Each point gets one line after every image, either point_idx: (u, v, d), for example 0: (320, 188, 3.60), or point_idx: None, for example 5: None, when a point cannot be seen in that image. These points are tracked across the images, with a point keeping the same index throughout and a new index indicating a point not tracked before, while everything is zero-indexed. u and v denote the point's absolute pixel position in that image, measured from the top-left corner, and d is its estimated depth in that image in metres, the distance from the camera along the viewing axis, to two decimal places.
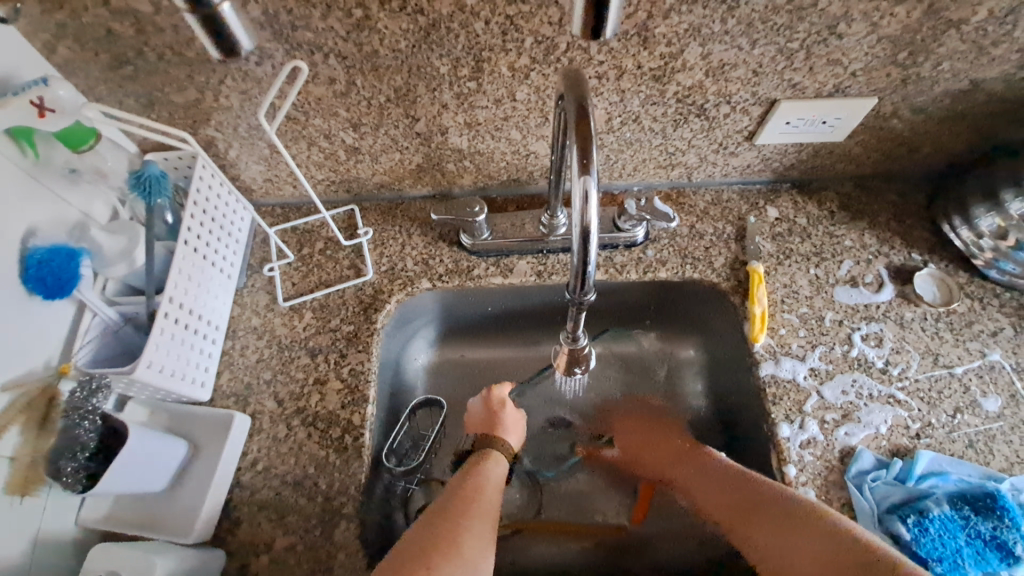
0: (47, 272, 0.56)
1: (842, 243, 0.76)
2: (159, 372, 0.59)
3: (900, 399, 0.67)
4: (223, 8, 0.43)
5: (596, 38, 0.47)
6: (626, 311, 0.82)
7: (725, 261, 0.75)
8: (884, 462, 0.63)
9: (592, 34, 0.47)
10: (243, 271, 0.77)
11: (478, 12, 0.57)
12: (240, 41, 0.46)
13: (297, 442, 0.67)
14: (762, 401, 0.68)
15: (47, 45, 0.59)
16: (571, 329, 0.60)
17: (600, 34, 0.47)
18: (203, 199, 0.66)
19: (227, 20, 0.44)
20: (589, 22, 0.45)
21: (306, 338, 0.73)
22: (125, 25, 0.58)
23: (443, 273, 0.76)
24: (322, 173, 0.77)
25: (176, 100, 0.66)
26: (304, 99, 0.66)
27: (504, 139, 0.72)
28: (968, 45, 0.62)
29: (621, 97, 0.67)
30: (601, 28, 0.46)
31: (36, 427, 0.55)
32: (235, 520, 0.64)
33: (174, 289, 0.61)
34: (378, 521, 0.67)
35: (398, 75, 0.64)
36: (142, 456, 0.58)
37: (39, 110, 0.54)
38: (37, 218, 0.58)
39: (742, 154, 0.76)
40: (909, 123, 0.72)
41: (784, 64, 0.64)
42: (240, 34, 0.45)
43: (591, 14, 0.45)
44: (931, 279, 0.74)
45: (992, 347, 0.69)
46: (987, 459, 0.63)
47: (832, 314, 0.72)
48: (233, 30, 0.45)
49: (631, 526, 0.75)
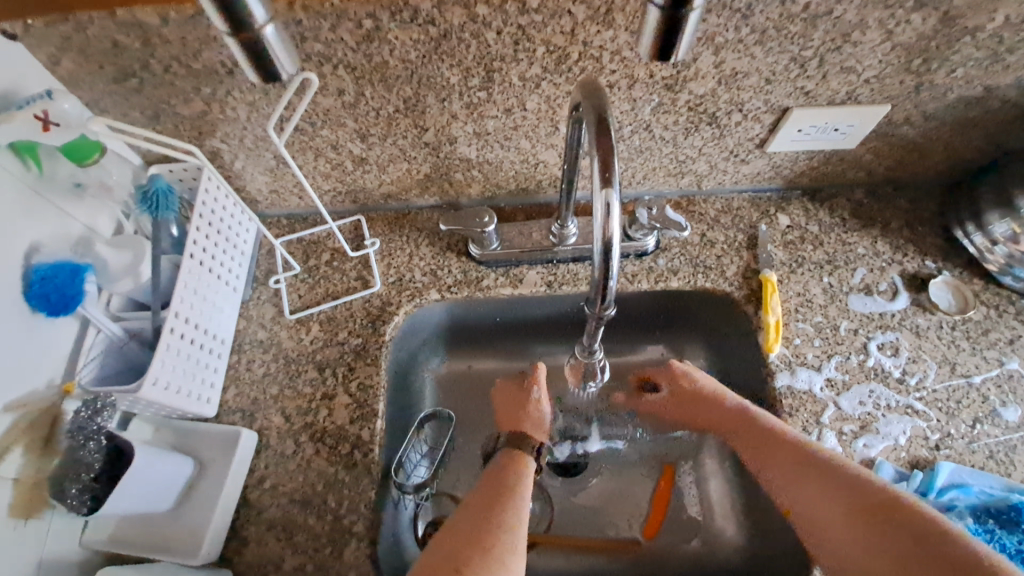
0: (51, 289, 0.55)
1: (855, 251, 0.76)
2: (165, 389, 0.58)
3: (919, 410, 0.66)
4: (266, 30, 0.37)
5: (665, 59, 0.40)
6: (637, 321, 0.81)
7: (737, 270, 0.75)
8: (905, 474, 0.62)
9: (660, 53, 0.40)
10: (248, 284, 0.76)
11: (490, 22, 0.57)
12: (285, 70, 0.41)
13: (305, 459, 0.66)
14: (778, 413, 0.67)
15: (50, 57, 0.58)
16: (586, 342, 0.58)
17: (669, 53, 0.40)
18: (209, 212, 0.66)
19: (270, 45, 0.38)
20: (661, 38, 0.39)
21: (314, 352, 0.72)
22: (130, 37, 0.57)
23: (452, 284, 0.75)
24: (329, 184, 0.76)
25: (182, 111, 0.65)
26: (312, 110, 0.65)
27: (514, 148, 0.72)
28: (984, 52, 0.62)
29: (632, 105, 0.66)
30: (674, 44, 0.39)
31: (38, 448, 0.54)
32: (243, 539, 0.62)
33: (179, 304, 0.60)
34: (388, 538, 0.66)
35: (407, 85, 0.63)
36: (146, 475, 0.56)
37: (43, 123, 0.53)
38: (41, 233, 0.57)
39: (753, 161, 0.76)
40: (922, 130, 0.71)
41: (797, 72, 0.63)
42: (286, 62, 0.40)
43: (664, 27, 0.38)
44: (945, 287, 0.73)
45: (1010, 356, 0.69)
46: (1009, 470, 0.62)
47: (847, 323, 0.71)
48: (276, 56, 0.39)
49: (644, 541, 0.74)
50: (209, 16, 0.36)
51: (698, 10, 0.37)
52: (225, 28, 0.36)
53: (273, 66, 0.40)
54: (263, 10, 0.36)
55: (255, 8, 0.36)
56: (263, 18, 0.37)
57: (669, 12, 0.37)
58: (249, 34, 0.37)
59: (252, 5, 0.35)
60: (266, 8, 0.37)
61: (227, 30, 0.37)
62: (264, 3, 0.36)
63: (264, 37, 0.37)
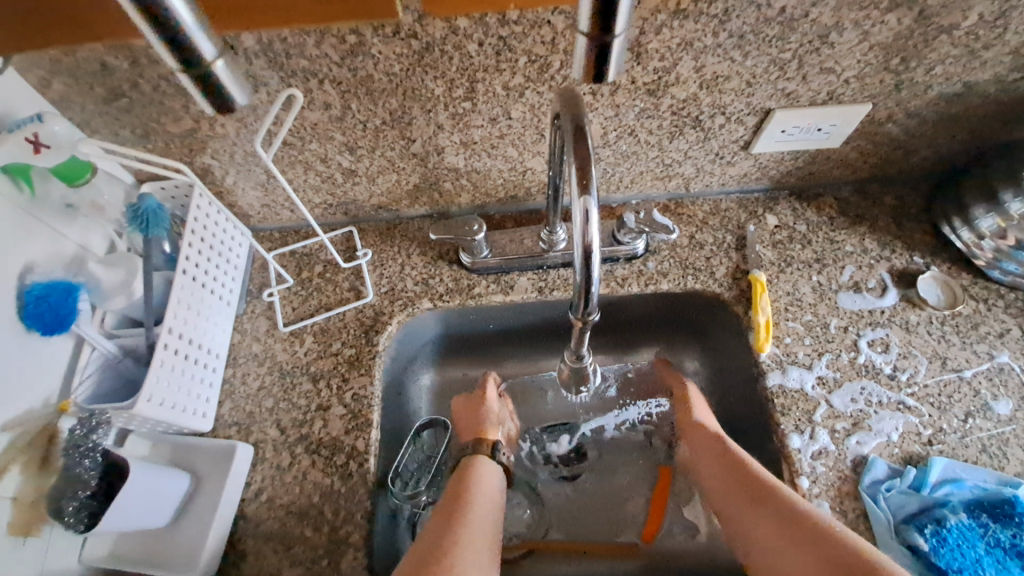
0: (45, 309, 0.55)
1: (843, 249, 0.76)
2: (160, 405, 0.58)
3: (910, 405, 0.66)
4: (217, 65, 0.38)
5: (598, 81, 0.42)
6: (628, 324, 0.82)
7: (726, 270, 0.75)
8: (898, 471, 0.62)
9: (594, 76, 0.41)
10: (242, 298, 0.76)
11: (471, 34, 0.58)
12: (237, 98, 0.41)
13: (301, 470, 0.66)
14: (770, 412, 0.67)
15: (41, 80, 0.59)
16: (574, 348, 0.59)
17: (602, 75, 0.41)
18: (201, 227, 0.66)
19: (222, 78, 0.39)
20: (593, 62, 0.40)
21: (307, 364, 0.72)
22: (119, 59, 0.58)
23: (444, 292, 0.76)
24: (320, 197, 0.77)
25: (172, 130, 0.66)
26: (300, 125, 0.66)
27: (501, 157, 0.72)
28: (961, 49, 0.62)
29: (616, 111, 0.67)
30: (604, 68, 0.41)
31: (37, 467, 0.54)
32: (240, 552, 0.62)
33: (173, 319, 0.61)
34: (385, 548, 0.66)
35: (393, 98, 0.64)
36: (143, 491, 0.57)
37: (35, 146, 0.55)
38: (34, 253, 0.58)
39: (738, 163, 0.76)
40: (904, 128, 0.72)
41: (777, 74, 0.64)
42: (238, 91, 0.40)
43: (594, 53, 0.39)
44: (934, 282, 0.74)
45: (1000, 349, 0.69)
46: (1002, 464, 0.62)
47: (836, 321, 0.71)
48: (229, 87, 0.40)
49: (641, 545, 0.73)
50: (161, 55, 0.36)
51: (621, 36, 0.38)
52: (178, 67, 0.37)
53: (228, 97, 0.40)
54: (212, 45, 0.37)
55: (205, 45, 0.36)
56: (213, 53, 0.37)
57: (596, 40, 0.38)
58: (200, 70, 0.37)
59: (200, 42, 0.36)
60: (215, 43, 0.37)
61: (179, 68, 0.37)
62: (211, 38, 0.37)
63: (216, 72, 0.38)
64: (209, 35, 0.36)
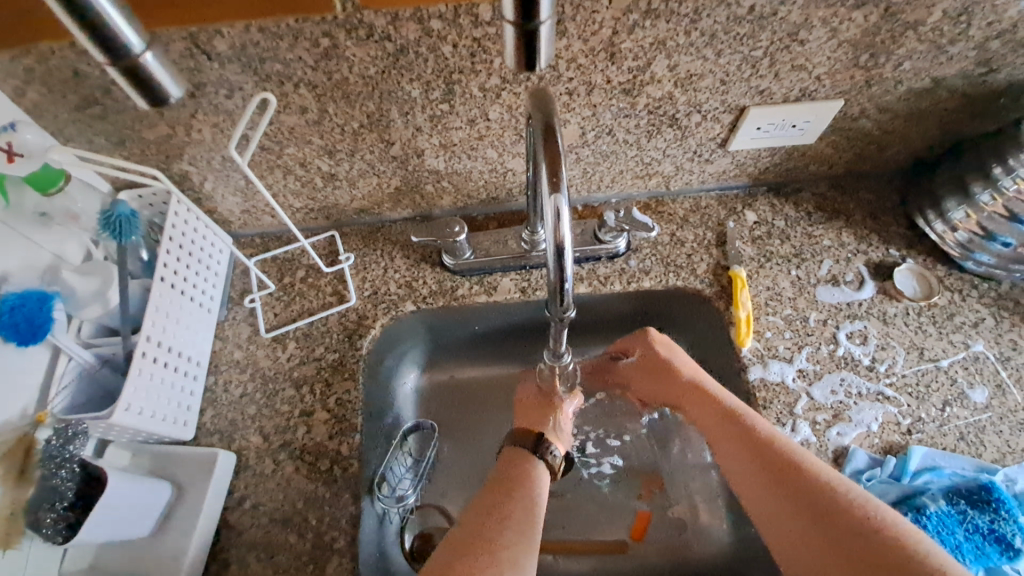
0: (20, 318, 0.54)
1: (821, 243, 0.77)
2: (138, 414, 0.58)
3: (889, 396, 0.67)
4: (145, 58, 0.37)
5: (530, 70, 0.41)
6: (613, 322, 0.82)
7: (707, 267, 0.76)
8: (879, 460, 0.63)
9: (525, 65, 0.41)
10: (223, 305, 0.76)
11: (445, 36, 0.58)
12: (170, 93, 0.40)
13: (285, 477, 0.65)
14: (753, 406, 0.67)
15: (15, 90, 0.59)
16: (553, 347, 0.60)
17: (533, 65, 0.41)
18: (179, 233, 0.65)
19: (151, 71, 0.38)
20: (522, 53, 0.40)
21: (290, 369, 0.72)
22: (91, 66, 0.57)
23: (427, 295, 0.76)
24: (300, 202, 0.77)
25: (148, 136, 0.66)
26: (277, 130, 0.66)
27: (481, 158, 0.73)
28: (927, 45, 0.64)
29: (593, 111, 0.67)
30: (534, 56, 0.40)
31: (13, 477, 0.52)
32: (223, 561, 0.62)
33: (151, 327, 0.60)
34: (371, 553, 0.65)
35: (369, 100, 0.64)
36: (123, 501, 0.56)
37: (8, 155, 0.54)
38: (8, 263, 0.57)
39: (717, 161, 0.77)
40: (877, 123, 0.73)
41: (750, 72, 0.65)
42: (170, 85, 0.40)
43: (521, 41, 0.39)
44: (909, 274, 0.75)
45: (975, 338, 0.70)
46: (980, 451, 0.63)
47: (816, 314, 0.72)
48: (160, 81, 0.39)
49: (631, 542, 0.74)
50: (85, 47, 0.36)
51: (547, 21, 0.38)
52: (103, 59, 0.36)
53: (159, 90, 0.39)
54: (138, 37, 0.36)
55: (129, 37, 0.36)
56: (140, 46, 0.37)
57: (521, 27, 0.38)
58: (127, 63, 0.37)
59: (123, 32, 0.35)
60: (143, 36, 0.37)
61: (105, 59, 0.37)
62: (138, 31, 0.36)
63: (143, 63, 0.37)
64: (136, 28, 0.36)
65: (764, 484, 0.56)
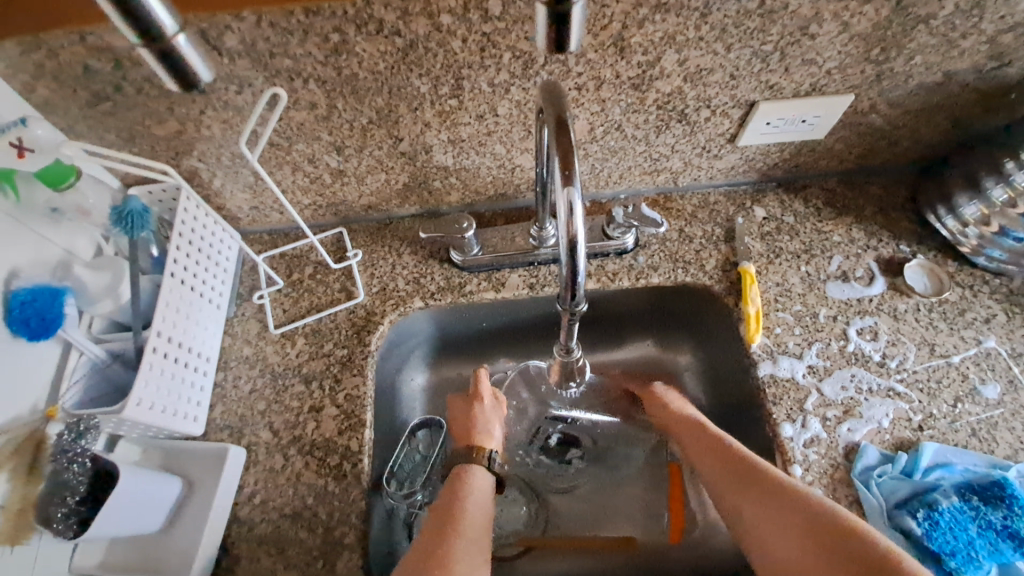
0: (31, 313, 0.55)
1: (831, 239, 0.77)
2: (150, 409, 0.58)
3: (900, 392, 0.66)
4: (178, 39, 0.38)
5: (560, 51, 0.41)
6: (621, 318, 0.82)
7: (716, 263, 0.75)
8: (890, 457, 0.63)
9: (555, 46, 0.41)
10: (232, 301, 0.76)
11: (454, 30, 0.58)
12: (200, 75, 0.41)
13: (294, 473, 0.65)
14: (762, 402, 0.67)
15: (26, 86, 0.59)
16: (563, 342, 0.60)
17: (564, 44, 0.40)
18: (189, 230, 0.66)
19: (184, 53, 0.39)
20: (552, 31, 0.39)
21: (299, 365, 0.72)
22: (102, 62, 0.58)
23: (435, 291, 0.76)
24: (309, 198, 0.77)
25: (158, 132, 0.66)
26: (286, 126, 0.66)
27: (489, 154, 0.73)
28: (939, 38, 0.63)
29: (602, 106, 0.67)
30: (565, 35, 0.40)
31: (24, 474, 0.52)
32: (233, 556, 0.62)
33: (161, 323, 0.60)
34: (380, 549, 0.65)
35: (379, 96, 0.64)
36: (134, 496, 0.56)
37: (19, 151, 0.54)
38: (19, 258, 0.58)
39: (725, 156, 0.77)
40: (887, 118, 0.73)
41: (760, 66, 0.64)
42: (200, 67, 0.40)
43: (551, 22, 0.39)
44: (920, 269, 0.74)
45: (988, 335, 0.70)
46: (992, 447, 0.63)
47: (826, 310, 0.72)
48: (193, 63, 0.40)
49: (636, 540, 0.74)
50: (119, 29, 0.36)
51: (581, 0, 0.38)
52: (136, 40, 0.37)
53: (191, 73, 0.40)
54: (172, 20, 0.37)
55: (165, 19, 0.36)
56: (173, 28, 0.37)
57: (552, 7, 0.38)
58: (162, 45, 0.37)
59: (160, 16, 0.36)
60: (176, 18, 0.37)
61: (138, 41, 0.37)
62: (172, 13, 0.37)
63: (177, 46, 0.38)
64: (169, 10, 0.36)
65: (765, 499, 0.56)
